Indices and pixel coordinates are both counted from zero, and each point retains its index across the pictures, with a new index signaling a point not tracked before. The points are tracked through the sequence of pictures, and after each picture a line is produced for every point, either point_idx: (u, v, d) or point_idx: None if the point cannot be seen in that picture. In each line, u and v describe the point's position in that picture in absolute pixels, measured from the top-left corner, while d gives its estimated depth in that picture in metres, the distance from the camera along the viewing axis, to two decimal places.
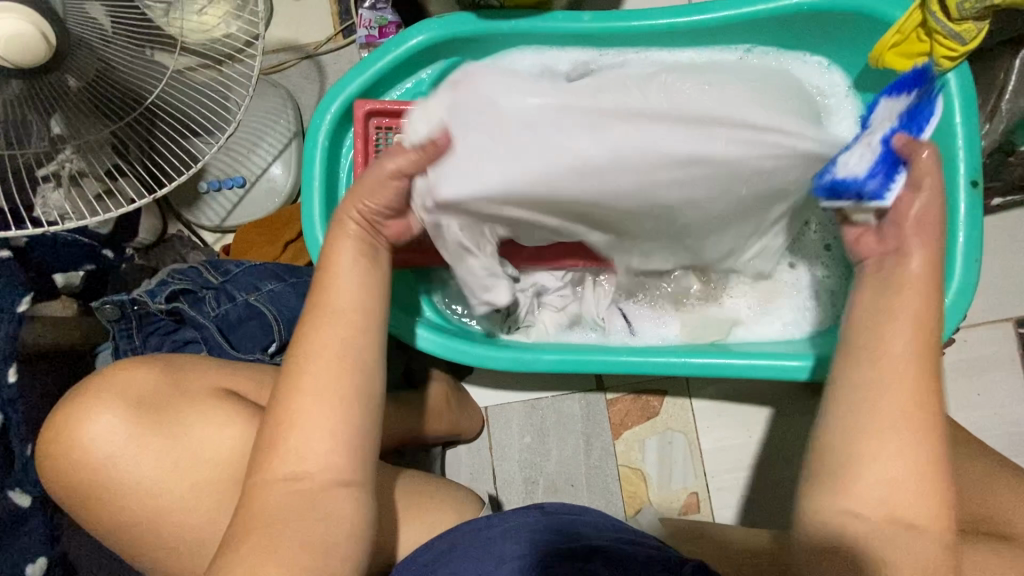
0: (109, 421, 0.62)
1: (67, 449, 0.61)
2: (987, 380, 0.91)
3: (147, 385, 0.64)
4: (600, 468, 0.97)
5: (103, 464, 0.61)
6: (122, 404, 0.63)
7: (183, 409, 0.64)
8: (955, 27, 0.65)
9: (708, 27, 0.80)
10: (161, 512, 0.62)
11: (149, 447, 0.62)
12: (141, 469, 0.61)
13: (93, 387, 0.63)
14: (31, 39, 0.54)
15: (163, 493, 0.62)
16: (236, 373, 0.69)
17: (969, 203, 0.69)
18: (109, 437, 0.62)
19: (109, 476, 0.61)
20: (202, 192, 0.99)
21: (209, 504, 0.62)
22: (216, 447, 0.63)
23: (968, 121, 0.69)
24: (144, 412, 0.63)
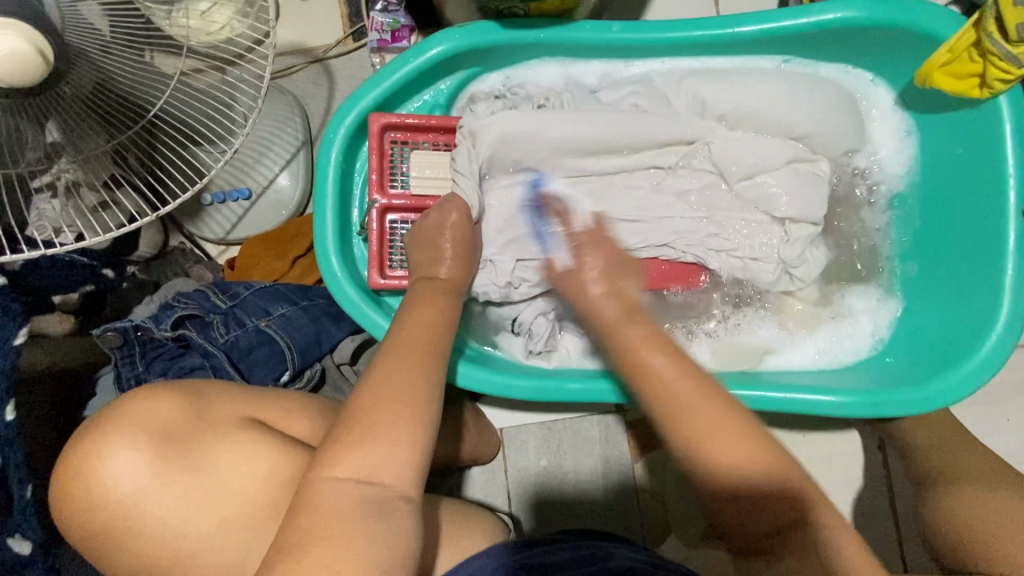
0: (129, 459, 0.56)
1: (83, 487, 0.56)
2: (1014, 404, 0.91)
3: (171, 414, 0.60)
4: (620, 491, 0.94)
5: (122, 503, 0.56)
6: (147, 437, 0.57)
7: (212, 440, 0.60)
8: (1013, 50, 0.61)
9: (746, 40, 0.75)
10: (189, 549, 0.58)
11: (176, 482, 0.58)
12: (166, 506, 0.57)
13: (109, 421, 0.58)
14: (27, 56, 0.49)
15: (191, 530, 0.58)
16: (255, 400, 0.66)
17: (1018, 234, 0.66)
18: (129, 473, 0.56)
19: (128, 516, 0.56)
20: (205, 204, 0.94)
21: (238, 539, 0.59)
22: (248, 480, 0.60)
23: (1020, 145, 0.66)
24: (168, 447, 0.58)
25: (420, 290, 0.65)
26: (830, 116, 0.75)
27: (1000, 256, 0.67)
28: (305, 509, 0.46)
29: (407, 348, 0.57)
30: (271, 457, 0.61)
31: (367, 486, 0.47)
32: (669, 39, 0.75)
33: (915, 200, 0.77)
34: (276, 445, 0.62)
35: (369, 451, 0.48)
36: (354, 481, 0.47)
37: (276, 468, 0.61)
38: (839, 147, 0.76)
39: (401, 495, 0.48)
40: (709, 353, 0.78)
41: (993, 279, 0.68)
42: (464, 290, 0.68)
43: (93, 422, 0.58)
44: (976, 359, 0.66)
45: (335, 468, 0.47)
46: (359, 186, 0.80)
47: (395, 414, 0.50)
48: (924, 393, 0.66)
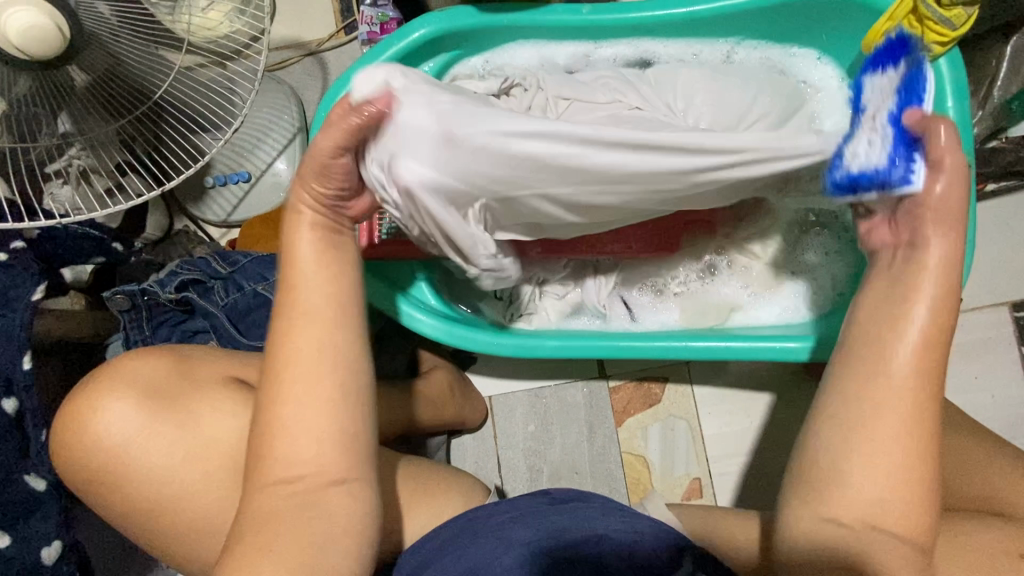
0: (120, 408, 0.62)
1: (77, 438, 0.62)
2: (982, 363, 0.95)
3: (158, 372, 0.65)
4: (604, 454, 0.98)
5: (112, 451, 0.62)
6: (131, 390, 0.63)
7: (194, 396, 0.65)
8: (944, 13, 0.67)
9: (706, 17, 0.80)
10: (172, 497, 0.62)
11: (161, 431, 0.63)
12: (151, 455, 0.62)
13: (103, 376, 0.64)
14: (45, 30, 0.55)
15: (173, 480, 0.62)
16: (236, 365, 0.70)
17: (963, 186, 0.71)
18: (118, 423, 0.62)
19: (117, 463, 0.62)
20: (208, 187, 1.00)
21: (216, 491, 0.63)
22: (228, 434, 0.64)
23: (959, 104, 0.71)
24: (154, 401, 0.64)
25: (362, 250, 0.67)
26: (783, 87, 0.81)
27: (946, 208, 0.71)
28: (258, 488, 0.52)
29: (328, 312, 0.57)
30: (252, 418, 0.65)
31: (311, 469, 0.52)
32: (634, 19, 0.81)
33: None
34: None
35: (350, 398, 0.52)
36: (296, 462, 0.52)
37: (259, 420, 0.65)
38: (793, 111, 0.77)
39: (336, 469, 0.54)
40: (679, 309, 0.85)
41: (940, 229, 0.72)
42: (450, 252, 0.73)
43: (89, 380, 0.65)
44: None
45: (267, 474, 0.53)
46: None
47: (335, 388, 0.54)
48: None
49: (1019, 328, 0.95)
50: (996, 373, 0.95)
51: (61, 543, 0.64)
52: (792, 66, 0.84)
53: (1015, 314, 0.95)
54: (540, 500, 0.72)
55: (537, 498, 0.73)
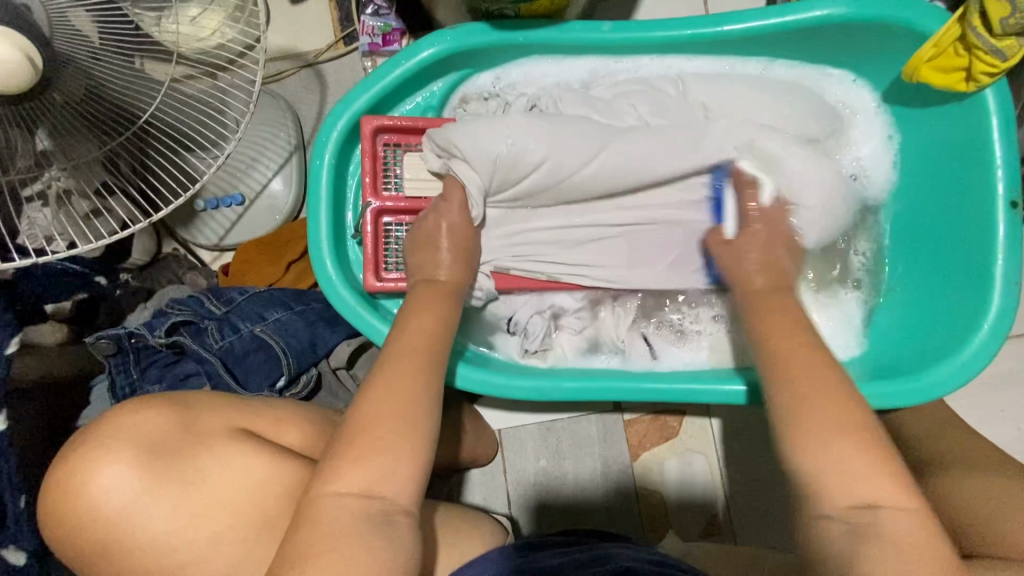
0: (119, 472, 0.53)
1: (69, 503, 0.52)
2: (1009, 395, 0.92)
3: (161, 426, 0.57)
4: (619, 489, 0.94)
5: (108, 522, 0.53)
6: (133, 447, 0.54)
7: (203, 451, 0.57)
8: (996, 43, 0.62)
9: (734, 38, 0.75)
10: (180, 568, 0.54)
11: (167, 497, 0.54)
12: (161, 520, 0.54)
13: (99, 433, 0.54)
14: (15, 64, 0.49)
15: (188, 544, 0.55)
16: (247, 412, 0.63)
17: (1008, 225, 0.67)
18: (120, 486, 0.53)
19: (117, 533, 0.53)
20: (198, 210, 0.94)
21: (235, 550, 0.56)
22: (241, 492, 0.57)
23: (1006, 138, 0.67)
24: (157, 461, 0.55)
25: (418, 292, 0.65)
26: (806, 117, 0.77)
27: (991, 247, 0.68)
28: (303, 527, 0.46)
29: (406, 353, 0.56)
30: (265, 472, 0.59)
31: (368, 500, 0.47)
32: (658, 38, 0.76)
33: (906, 195, 0.78)
34: (274, 456, 0.59)
35: (370, 464, 0.47)
36: (355, 495, 0.47)
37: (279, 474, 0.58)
38: (790, 182, 0.73)
39: (400, 507, 0.48)
40: (706, 348, 0.81)
41: (983, 269, 0.68)
42: (462, 292, 0.67)
43: (81, 434, 0.55)
44: (969, 350, 0.66)
45: (335, 483, 0.47)
46: (353, 190, 0.80)
47: (393, 428, 0.49)
48: (919, 383, 0.67)
49: None
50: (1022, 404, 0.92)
51: None
52: (823, 89, 0.79)
53: None
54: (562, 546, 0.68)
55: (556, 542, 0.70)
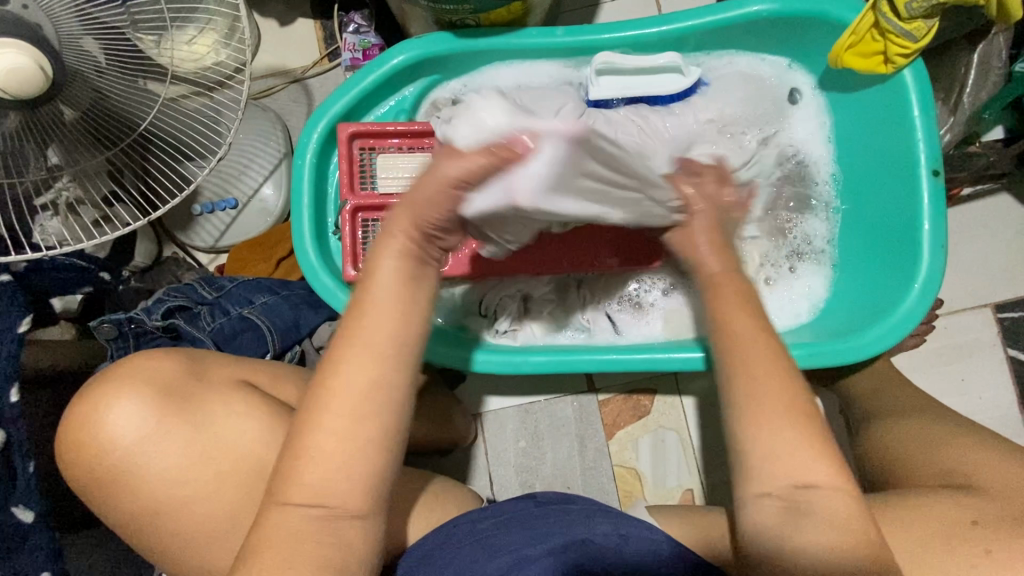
0: (132, 408, 0.60)
1: (87, 434, 0.59)
2: (970, 364, 0.97)
3: (173, 373, 0.63)
4: (595, 468, 0.98)
5: (123, 451, 0.59)
6: (142, 388, 0.60)
7: (208, 397, 0.63)
8: (905, 26, 0.69)
9: (676, 36, 0.82)
10: (181, 502, 0.60)
11: (174, 435, 0.60)
12: (165, 454, 0.60)
13: (116, 375, 0.61)
14: (28, 71, 0.56)
15: (191, 479, 0.60)
16: (243, 367, 0.69)
17: (931, 193, 0.72)
18: (131, 422, 0.60)
19: (127, 464, 0.59)
20: (195, 214, 1.01)
21: (232, 491, 0.61)
22: (239, 438, 0.63)
23: (926, 113, 0.73)
24: (168, 401, 0.61)
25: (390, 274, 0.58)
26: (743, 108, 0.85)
27: (917, 215, 0.73)
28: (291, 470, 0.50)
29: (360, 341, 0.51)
30: (259, 425, 0.64)
31: (320, 507, 0.50)
32: (607, 40, 0.83)
33: (844, 174, 0.84)
34: (266, 410, 0.65)
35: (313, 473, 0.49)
36: (304, 503, 0.49)
37: (267, 429, 0.63)
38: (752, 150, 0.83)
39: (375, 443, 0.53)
40: (662, 321, 0.87)
41: (912, 237, 0.73)
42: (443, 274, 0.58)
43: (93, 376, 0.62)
44: (900, 311, 0.71)
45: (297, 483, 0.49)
46: (334, 188, 0.87)
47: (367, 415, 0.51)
48: (855, 344, 0.71)
49: (1002, 328, 0.96)
50: (980, 374, 0.96)
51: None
52: (762, 81, 0.86)
53: (997, 314, 0.97)
54: (522, 504, 0.72)
55: (523, 502, 0.72)
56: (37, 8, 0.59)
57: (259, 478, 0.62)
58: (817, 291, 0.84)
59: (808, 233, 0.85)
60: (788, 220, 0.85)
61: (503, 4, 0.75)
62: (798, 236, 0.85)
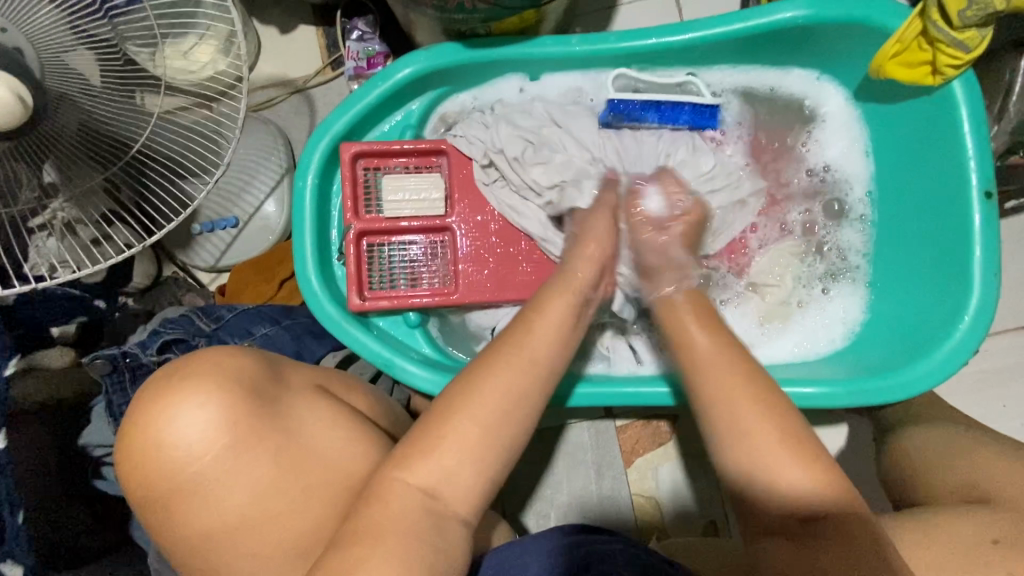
0: (205, 412, 0.52)
1: (151, 439, 0.51)
2: (1011, 389, 0.91)
3: (251, 372, 0.56)
4: (614, 497, 0.93)
5: (193, 462, 0.51)
6: (230, 394, 0.53)
7: (291, 401, 0.57)
8: (958, 35, 0.63)
9: (701, 45, 0.76)
10: (254, 522, 0.53)
11: (256, 442, 0.53)
12: (243, 464, 0.52)
13: (184, 374, 0.53)
14: (4, 100, 0.52)
15: (266, 496, 0.53)
16: (320, 373, 0.64)
17: (983, 215, 0.67)
18: (201, 428, 0.52)
19: (194, 477, 0.51)
20: (194, 233, 0.97)
21: (311, 516, 0.54)
22: (321, 447, 0.56)
23: (977, 129, 0.67)
24: (249, 403, 0.54)
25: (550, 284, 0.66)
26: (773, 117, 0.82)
27: (967, 239, 0.67)
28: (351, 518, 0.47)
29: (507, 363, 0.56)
30: (342, 433, 0.58)
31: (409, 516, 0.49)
32: (627, 49, 0.77)
33: (881, 192, 0.79)
34: (347, 418, 0.59)
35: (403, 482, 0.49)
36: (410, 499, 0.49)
37: (355, 442, 0.58)
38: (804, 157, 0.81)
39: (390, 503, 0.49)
40: None
41: (961, 261, 0.68)
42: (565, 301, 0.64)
43: (167, 375, 0.54)
44: (950, 343, 0.66)
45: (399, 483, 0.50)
46: (338, 210, 0.83)
47: (465, 428, 0.52)
48: (901, 379, 0.66)
49: None
50: None
51: None
52: (783, 92, 0.81)
53: None
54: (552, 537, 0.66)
55: (545, 539, 0.65)
56: (17, 33, 0.55)
57: (338, 498, 0.55)
58: (852, 318, 0.78)
59: (842, 255, 0.80)
60: (820, 231, 0.80)
61: (516, 13, 0.70)
62: (833, 250, 0.80)
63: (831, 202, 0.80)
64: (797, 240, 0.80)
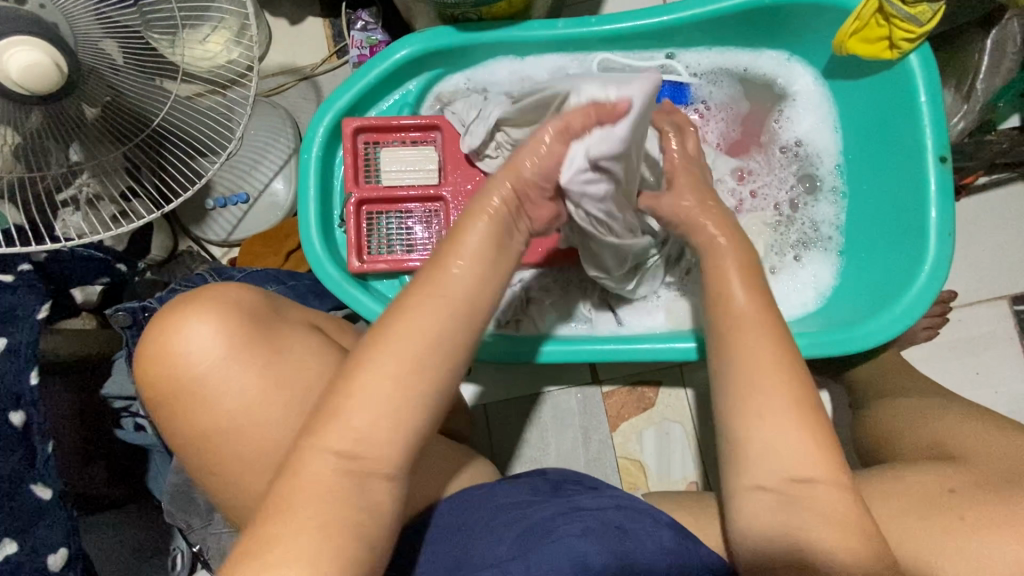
0: (212, 328, 0.58)
1: (166, 346, 0.57)
2: (984, 357, 0.94)
3: (256, 301, 0.62)
4: (599, 459, 0.98)
5: (202, 369, 0.58)
6: (228, 318, 0.59)
7: (289, 330, 0.62)
8: (910, 10, 0.68)
9: (677, 26, 0.82)
10: (247, 434, 0.59)
11: (254, 359, 0.59)
12: (241, 378, 0.58)
13: (196, 297, 0.59)
14: (44, 67, 0.59)
15: (260, 414, 0.59)
16: (315, 315, 0.70)
17: (939, 179, 0.71)
18: (208, 342, 0.57)
19: (202, 383, 0.58)
20: (208, 209, 1.04)
21: None
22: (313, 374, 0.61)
23: (933, 98, 0.71)
24: (251, 326, 0.59)
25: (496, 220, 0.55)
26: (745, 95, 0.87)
27: (923, 201, 0.72)
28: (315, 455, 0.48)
29: None
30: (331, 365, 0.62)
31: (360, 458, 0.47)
32: (609, 30, 0.83)
33: (851, 163, 0.83)
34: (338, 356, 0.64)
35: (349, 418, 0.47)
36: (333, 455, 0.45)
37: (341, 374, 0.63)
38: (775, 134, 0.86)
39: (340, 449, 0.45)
40: (664, 313, 0.87)
41: (919, 222, 0.72)
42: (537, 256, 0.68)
43: (176, 301, 0.60)
44: (907, 298, 0.70)
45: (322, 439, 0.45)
46: (340, 183, 0.89)
47: None
48: (859, 331, 0.71)
49: (1018, 321, 0.94)
50: (996, 368, 0.94)
51: (66, 552, 0.65)
52: (756, 71, 0.86)
53: (1014, 306, 0.94)
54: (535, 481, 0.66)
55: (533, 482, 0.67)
56: (54, 8, 0.61)
57: None
58: (821, 282, 0.83)
59: (813, 223, 0.84)
60: (794, 201, 0.85)
61: None
62: (804, 221, 0.84)
63: (802, 171, 0.85)
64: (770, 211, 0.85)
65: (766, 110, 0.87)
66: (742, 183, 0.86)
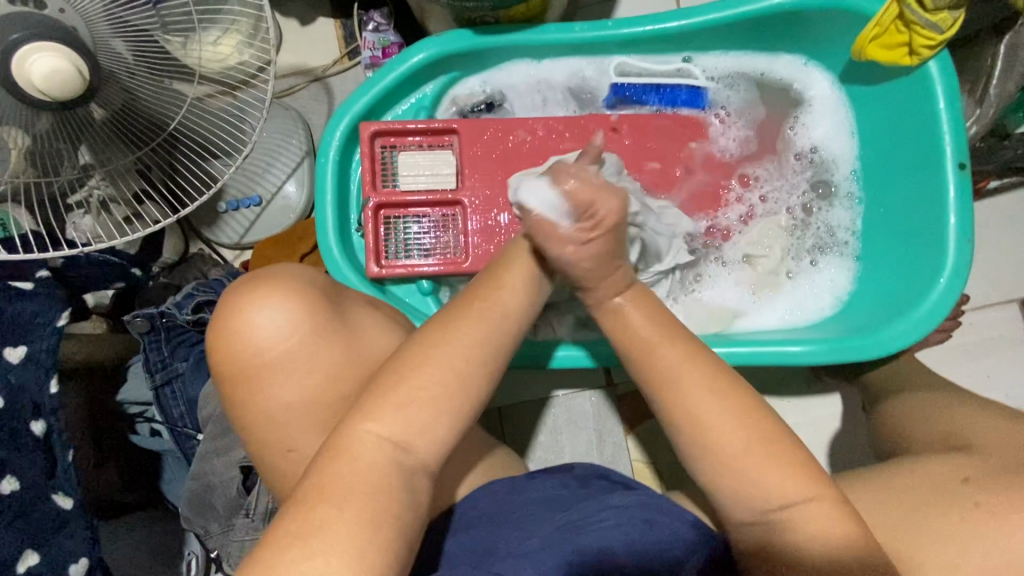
0: (279, 308, 0.56)
1: (236, 324, 0.56)
2: (995, 359, 0.95)
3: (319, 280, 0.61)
4: (613, 462, 0.99)
5: (268, 349, 0.56)
6: (303, 296, 0.58)
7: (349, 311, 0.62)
8: (931, 17, 0.68)
9: (696, 30, 0.82)
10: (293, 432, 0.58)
11: (320, 339, 0.58)
12: (309, 359, 0.57)
13: (264, 276, 0.58)
14: (66, 73, 0.58)
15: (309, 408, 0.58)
16: None
17: (958, 185, 0.72)
18: (277, 320, 0.56)
19: (266, 364, 0.56)
20: (221, 212, 1.04)
21: None
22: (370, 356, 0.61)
23: (952, 105, 0.72)
24: (317, 305, 0.58)
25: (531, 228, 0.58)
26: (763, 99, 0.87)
27: (943, 207, 0.72)
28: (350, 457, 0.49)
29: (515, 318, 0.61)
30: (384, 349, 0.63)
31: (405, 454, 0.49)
32: (627, 34, 0.82)
33: (867, 168, 0.84)
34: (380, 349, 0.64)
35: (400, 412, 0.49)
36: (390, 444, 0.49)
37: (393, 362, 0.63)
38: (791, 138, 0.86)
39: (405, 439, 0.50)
40: None
41: (939, 229, 0.73)
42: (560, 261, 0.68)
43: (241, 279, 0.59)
44: (926, 303, 0.71)
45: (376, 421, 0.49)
46: (356, 187, 0.88)
47: None
48: (880, 337, 0.71)
49: None
50: (1007, 370, 0.95)
51: (87, 560, 0.65)
52: (773, 75, 0.86)
53: None
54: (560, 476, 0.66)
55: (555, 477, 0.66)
56: (73, 12, 0.60)
57: None
58: (837, 286, 0.83)
59: (830, 227, 0.85)
60: (808, 206, 0.85)
61: None
62: (820, 225, 0.85)
63: (819, 175, 0.85)
64: (783, 216, 0.85)
65: (784, 115, 0.87)
66: (759, 188, 0.86)
